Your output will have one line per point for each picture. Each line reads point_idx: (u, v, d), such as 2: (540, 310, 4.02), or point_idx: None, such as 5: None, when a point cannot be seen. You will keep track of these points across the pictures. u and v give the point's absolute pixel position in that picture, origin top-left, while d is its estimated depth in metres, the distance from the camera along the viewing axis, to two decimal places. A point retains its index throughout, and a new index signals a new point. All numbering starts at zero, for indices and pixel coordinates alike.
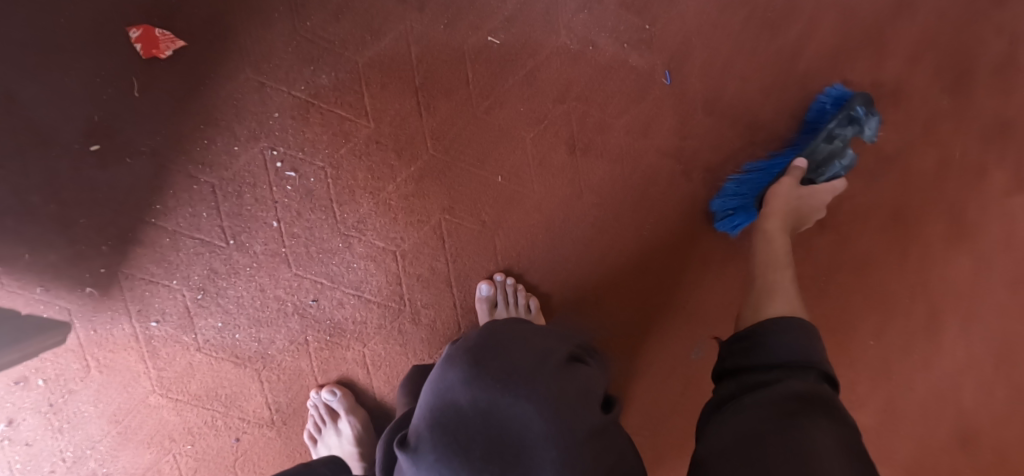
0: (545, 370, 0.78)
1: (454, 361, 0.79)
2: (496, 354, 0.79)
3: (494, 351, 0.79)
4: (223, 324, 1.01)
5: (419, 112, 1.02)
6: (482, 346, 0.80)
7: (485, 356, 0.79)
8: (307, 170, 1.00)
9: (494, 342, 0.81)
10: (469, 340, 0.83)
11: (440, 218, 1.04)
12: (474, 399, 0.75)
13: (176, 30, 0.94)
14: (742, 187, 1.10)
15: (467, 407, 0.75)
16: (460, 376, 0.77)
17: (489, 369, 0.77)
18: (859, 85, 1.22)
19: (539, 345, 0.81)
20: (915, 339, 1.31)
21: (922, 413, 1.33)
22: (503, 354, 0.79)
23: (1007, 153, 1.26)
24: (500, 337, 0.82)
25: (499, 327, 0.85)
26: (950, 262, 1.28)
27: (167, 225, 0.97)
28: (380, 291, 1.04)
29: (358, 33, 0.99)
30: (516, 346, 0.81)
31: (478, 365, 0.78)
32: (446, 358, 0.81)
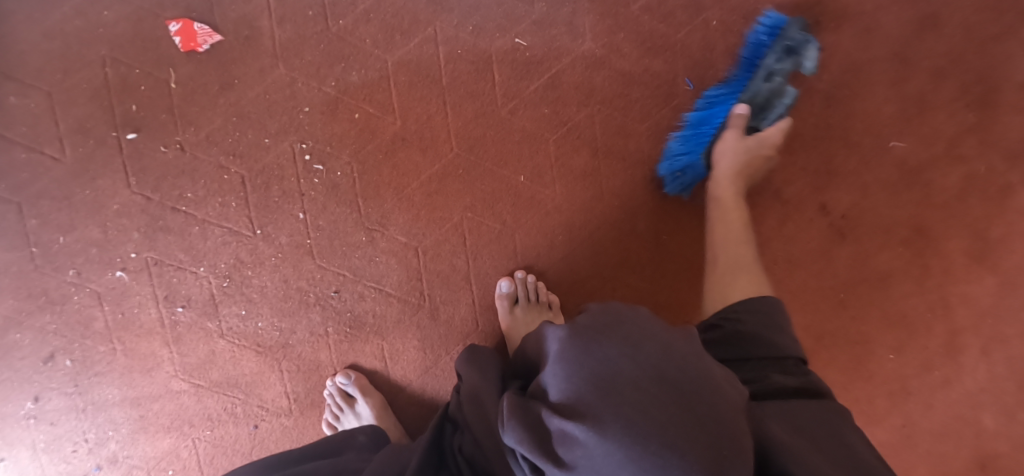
0: (694, 348, 0.68)
1: (595, 333, 0.68)
2: (641, 328, 0.68)
3: (636, 324, 0.68)
4: (246, 312, 1.03)
5: (446, 110, 1.04)
6: (615, 318, 0.70)
7: (631, 331, 0.67)
8: (334, 165, 1.02)
9: (629, 315, 0.71)
10: (592, 316, 0.72)
11: (462, 216, 1.06)
12: (653, 369, 0.64)
13: (215, 26, 0.98)
14: (692, 144, 1.08)
15: (648, 379, 0.63)
16: (615, 349, 0.65)
17: (647, 343, 0.66)
18: (880, 98, 1.23)
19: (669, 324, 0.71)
20: (936, 356, 1.29)
21: (942, 432, 1.31)
22: (648, 330, 0.68)
23: None
24: (630, 312, 0.71)
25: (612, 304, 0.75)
26: (973, 278, 1.27)
27: (196, 214, 1.00)
28: (401, 286, 1.05)
29: (389, 33, 1.01)
30: (649, 318, 0.71)
31: (627, 339, 0.66)
32: (574, 332, 0.69)
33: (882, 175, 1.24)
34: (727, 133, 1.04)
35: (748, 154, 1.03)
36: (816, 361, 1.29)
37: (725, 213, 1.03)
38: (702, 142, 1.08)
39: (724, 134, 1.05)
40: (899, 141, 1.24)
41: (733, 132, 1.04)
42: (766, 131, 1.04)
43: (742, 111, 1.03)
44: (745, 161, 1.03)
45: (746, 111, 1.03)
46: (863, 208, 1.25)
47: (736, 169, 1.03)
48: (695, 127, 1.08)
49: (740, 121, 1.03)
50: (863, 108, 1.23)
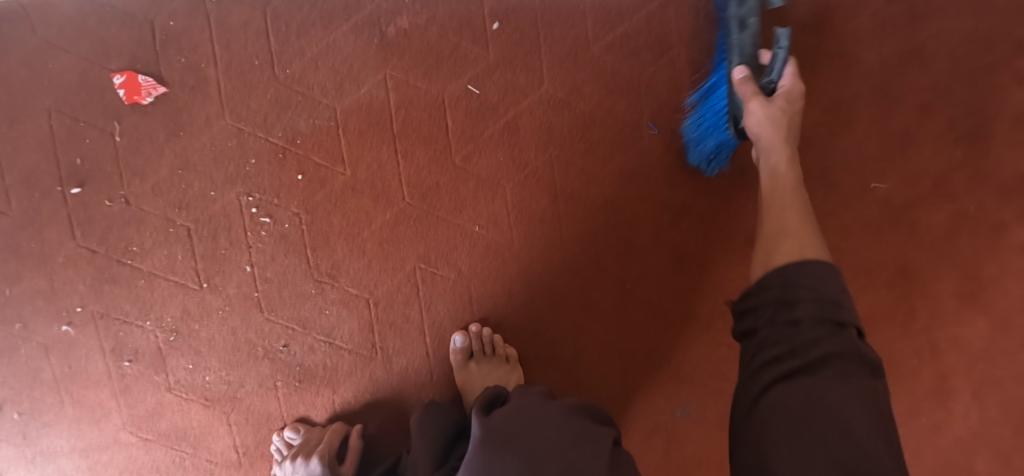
0: (589, 444, 0.71)
1: (506, 437, 0.71)
2: (543, 433, 0.72)
3: (539, 435, 0.71)
4: (194, 365, 1.01)
5: (397, 159, 1.01)
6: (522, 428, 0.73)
7: (531, 438, 0.71)
8: (282, 216, 1.00)
9: (535, 416, 0.75)
10: (504, 419, 0.75)
11: (415, 266, 1.03)
12: None
13: (159, 77, 0.96)
14: (706, 124, 1.04)
15: None
16: (513, 459, 0.68)
17: (541, 456, 0.68)
18: (861, 135, 1.18)
19: (574, 420, 0.75)
20: (923, 402, 1.22)
21: None
22: (550, 435, 0.71)
23: None
24: (537, 413, 0.75)
25: (527, 403, 0.78)
26: (962, 321, 1.20)
27: (142, 266, 0.98)
28: (352, 338, 1.03)
29: (338, 80, 0.99)
30: (553, 425, 0.73)
31: (528, 447, 0.70)
32: (485, 434, 0.73)
33: (864, 216, 1.19)
34: (751, 102, 0.92)
35: (786, 117, 0.92)
36: None
37: (776, 186, 0.89)
38: (711, 126, 1.04)
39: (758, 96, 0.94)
40: (881, 181, 1.18)
41: (755, 99, 0.92)
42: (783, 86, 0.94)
43: (742, 76, 0.95)
44: (775, 127, 0.91)
45: (745, 75, 0.94)
46: (841, 252, 1.20)
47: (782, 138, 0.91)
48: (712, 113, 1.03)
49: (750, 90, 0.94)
50: (843, 147, 1.18)
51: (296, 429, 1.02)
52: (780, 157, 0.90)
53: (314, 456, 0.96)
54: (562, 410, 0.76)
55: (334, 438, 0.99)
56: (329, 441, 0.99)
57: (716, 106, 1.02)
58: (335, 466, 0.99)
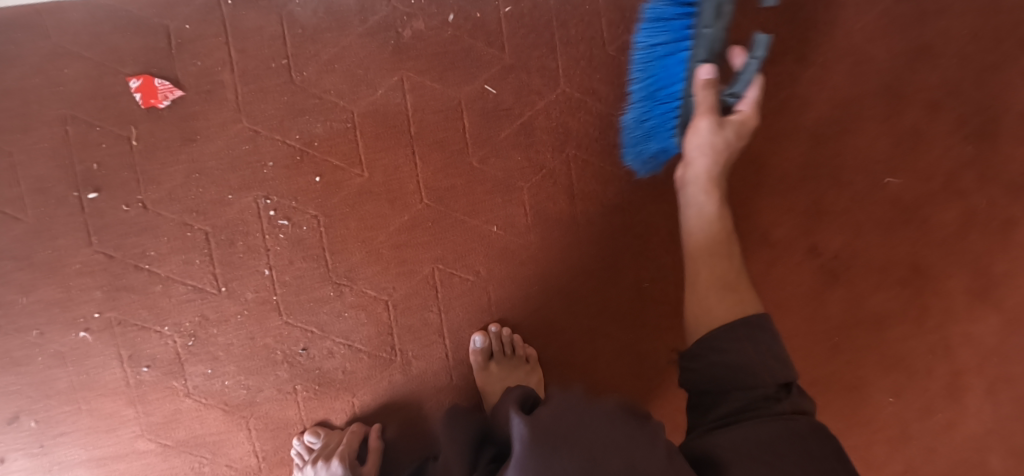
0: (644, 439, 0.67)
1: (559, 448, 0.65)
2: (599, 440, 0.66)
3: (592, 430, 0.67)
4: (212, 371, 1.00)
5: (414, 161, 1.01)
6: (572, 423, 0.67)
7: (587, 435, 0.66)
8: (299, 219, 0.99)
9: (587, 418, 0.68)
10: (549, 413, 0.70)
11: (433, 268, 1.03)
12: None
13: (175, 81, 0.96)
14: (655, 107, 0.96)
15: None
16: (571, 460, 0.64)
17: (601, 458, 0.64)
18: (872, 134, 1.18)
19: (621, 411, 0.71)
20: (938, 398, 1.22)
21: None
22: (606, 442, 0.66)
23: None
24: (591, 415, 0.69)
25: (575, 402, 0.71)
26: (975, 318, 1.21)
27: (160, 271, 0.98)
28: (370, 341, 1.02)
29: (354, 83, 0.99)
30: (603, 418, 0.68)
31: (581, 452, 0.65)
32: (535, 441, 0.66)
33: (876, 212, 1.19)
34: (698, 118, 0.87)
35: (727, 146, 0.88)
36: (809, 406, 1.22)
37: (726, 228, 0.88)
38: (657, 122, 0.97)
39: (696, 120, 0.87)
40: (893, 177, 1.19)
41: (705, 133, 0.87)
42: (744, 107, 0.88)
43: (708, 80, 0.84)
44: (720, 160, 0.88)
45: (713, 81, 0.84)
46: (855, 249, 1.20)
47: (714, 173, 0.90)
48: (654, 101, 0.96)
49: (711, 100, 0.86)
50: (855, 145, 1.18)
51: (317, 430, 1.01)
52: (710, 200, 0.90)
53: (334, 458, 0.95)
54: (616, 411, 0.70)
55: (354, 439, 0.99)
56: (349, 442, 0.98)
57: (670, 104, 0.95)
58: (355, 467, 0.98)
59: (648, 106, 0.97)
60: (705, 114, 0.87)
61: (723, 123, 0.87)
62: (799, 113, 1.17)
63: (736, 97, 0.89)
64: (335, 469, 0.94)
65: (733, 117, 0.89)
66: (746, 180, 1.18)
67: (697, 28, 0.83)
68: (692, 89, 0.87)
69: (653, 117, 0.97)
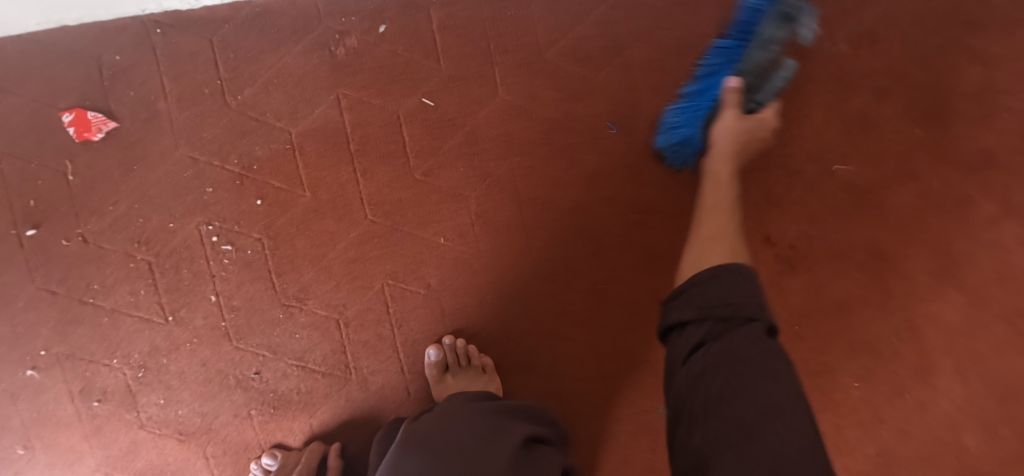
0: (495, 437, 0.76)
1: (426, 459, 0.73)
2: (454, 440, 0.76)
3: (446, 431, 0.78)
4: (165, 400, 0.99)
5: (358, 178, 1.01)
6: (435, 428, 0.79)
7: (442, 435, 0.77)
8: (244, 242, 0.99)
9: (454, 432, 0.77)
10: (426, 420, 0.83)
11: (384, 283, 1.02)
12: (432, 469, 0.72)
13: (110, 112, 0.96)
14: (687, 116, 1.04)
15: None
16: (420, 451, 0.75)
17: (442, 449, 0.75)
18: (819, 122, 1.20)
19: (489, 418, 0.80)
20: (907, 380, 1.21)
21: (922, 460, 1.20)
22: (454, 437, 0.76)
23: (994, 182, 1.19)
24: (452, 420, 0.80)
25: (450, 420, 0.81)
26: (938, 298, 1.20)
27: (106, 304, 0.97)
28: (325, 360, 1.02)
29: (291, 103, 0.99)
30: (461, 423, 0.79)
31: (428, 446, 0.76)
32: (402, 441, 0.78)
33: (829, 200, 1.20)
34: (725, 110, 0.99)
35: (744, 131, 1.00)
36: None
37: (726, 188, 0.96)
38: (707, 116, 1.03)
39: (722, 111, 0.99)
40: (842, 164, 1.20)
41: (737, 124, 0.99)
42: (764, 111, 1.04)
43: (734, 87, 0.99)
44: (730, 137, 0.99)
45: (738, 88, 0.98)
46: (811, 238, 1.20)
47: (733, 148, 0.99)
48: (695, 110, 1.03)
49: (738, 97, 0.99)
50: (804, 135, 1.20)
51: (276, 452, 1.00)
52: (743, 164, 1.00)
53: None
54: (485, 421, 0.79)
55: (312, 458, 0.98)
56: (306, 462, 0.98)
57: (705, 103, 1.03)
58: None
59: (690, 108, 1.04)
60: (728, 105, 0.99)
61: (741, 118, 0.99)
62: None
63: (758, 104, 1.05)
64: None
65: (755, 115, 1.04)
66: None
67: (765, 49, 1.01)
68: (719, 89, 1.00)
69: (681, 130, 1.05)
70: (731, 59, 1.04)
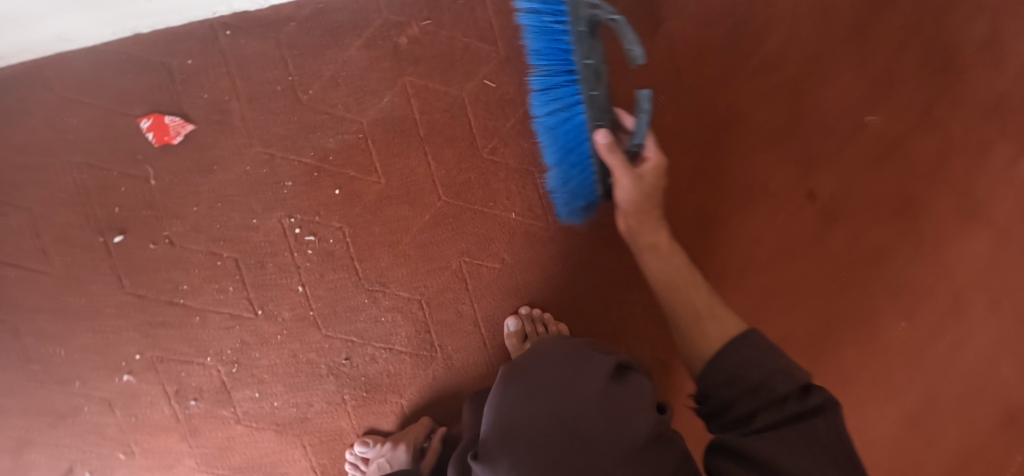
0: (589, 369, 0.77)
1: (528, 400, 0.75)
2: (548, 377, 0.78)
3: (541, 369, 0.79)
4: (260, 394, 1.01)
5: (429, 161, 1.04)
6: (527, 368, 0.81)
7: (537, 373, 0.79)
8: (325, 232, 1.01)
9: (555, 369, 0.78)
10: (517, 362, 0.84)
11: (460, 262, 1.06)
12: (537, 412, 0.74)
13: (185, 115, 0.98)
14: (575, 171, 0.96)
15: (532, 421, 0.73)
16: (520, 393, 0.77)
17: (541, 386, 0.77)
18: (847, 78, 1.24)
19: (578, 353, 0.81)
20: (945, 318, 1.28)
21: (964, 393, 1.29)
22: (547, 376, 0.78)
23: (1009, 127, 1.27)
24: (542, 358, 0.82)
25: (547, 357, 0.82)
26: (967, 238, 1.28)
27: (195, 304, 0.99)
28: (410, 341, 1.05)
29: (359, 94, 1.02)
30: (550, 359, 0.81)
31: (527, 388, 0.77)
32: (500, 383, 0.80)
33: (863, 151, 1.25)
34: (620, 178, 0.88)
35: (649, 189, 0.90)
36: (829, 343, 1.26)
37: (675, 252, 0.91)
38: (578, 182, 0.97)
39: (615, 175, 0.88)
40: (873, 115, 1.25)
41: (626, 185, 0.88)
42: (649, 157, 0.89)
43: (606, 143, 0.84)
44: (643, 196, 0.90)
45: (610, 145, 0.84)
46: (848, 190, 1.25)
47: (641, 208, 0.92)
48: (566, 164, 0.96)
49: (620, 157, 0.85)
50: (833, 91, 1.24)
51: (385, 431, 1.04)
52: (661, 236, 0.92)
53: (399, 444, 0.99)
54: (581, 355, 0.80)
55: (420, 430, 1.01)
56: (414, 433, 1.01)
57: (579, 153, 0.94)
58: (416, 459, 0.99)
59: (574, 168, 0.96)
60: (616, 167, 0.87)
61: (641, 176, 0.88)
62: (776, 67, 1.22)
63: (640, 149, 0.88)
64: (398, 455, 0.98)
65: (640, 165, 0.89)
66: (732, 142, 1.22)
67: (585, 93, 0.84)
68: (599, 154, 0.86)
69: (574, 181, 0.97)
70: (563, 89, 0.92)
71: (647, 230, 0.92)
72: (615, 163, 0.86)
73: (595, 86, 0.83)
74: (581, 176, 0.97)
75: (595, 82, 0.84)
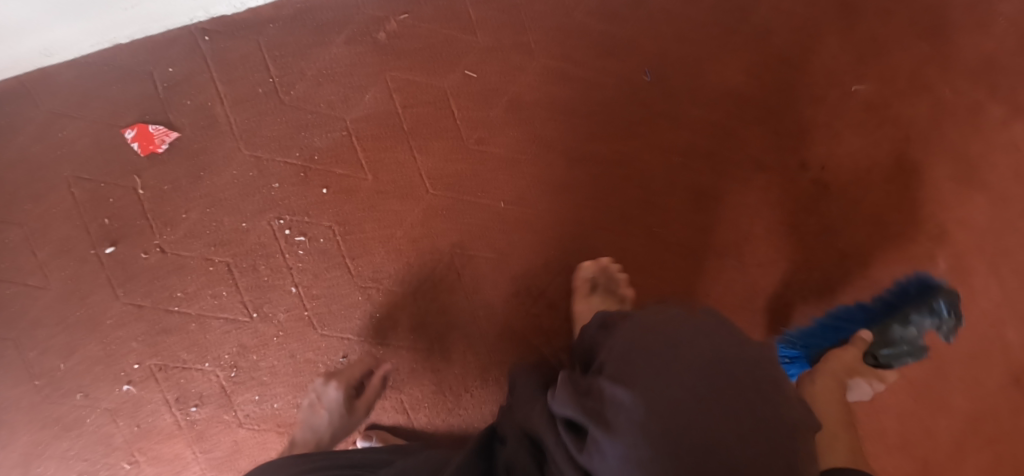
0: (748, 349, 0.62)
1: (674, 368, 0.59)
2: (694, 342, 0.62)
3: (684, 331, 0.63)
4: (261, 396, 1.01)
5: (416, 156, 1.04)
6: (659, 328, 0.64)
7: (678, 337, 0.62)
8: (316, 232, 1.01)
9: (654, 345, 0.62)
10: (642, 320, 0.67)
11: (452, 254, 1.05)
12: (691, 386, 0.58)
13: (170, 123, 0.98)
14: (821, 338, 1.09)
15: (683, 395, 0.57)
16: (664, 358, 0.60)
17: (692, 353, 0.60)
18: (834, 49, 1.24)
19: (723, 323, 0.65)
20: (948, 286, 1.19)
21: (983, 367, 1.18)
22: (693, 341, 0.62)
23: (1004, 85, 1.24)
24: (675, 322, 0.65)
25: (676, 319, 0.65)
26: (967, 201, 1.21)
27: (191, 310, 0.99)
28: (407, 336, 1.05)
29: (342, 92, 1.02)
30: (685, 324, 0.64)
31: (672, 353, 0.61)
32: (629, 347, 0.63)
33: (855, 120, 1.22)
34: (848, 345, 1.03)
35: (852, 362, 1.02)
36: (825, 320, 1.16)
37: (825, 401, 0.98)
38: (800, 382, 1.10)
39: (849, 344, 1.03)
40: (860, 85, 1.23)
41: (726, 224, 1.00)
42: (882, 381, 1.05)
43: (864, 337, 1.03)
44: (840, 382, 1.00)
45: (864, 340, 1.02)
46: (840, 159, 1.21)
47: (847, 364, 1.02)
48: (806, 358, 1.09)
49: (860, 362, 1.02)
50: (820, 62, 1.23)
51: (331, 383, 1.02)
52: (829, 406, 0.98)
53: (330, 383, 0.96)
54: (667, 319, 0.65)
55: (356, 371, 0.98)
56: (350, 374, 0.98)
57: (831, 341, 1.08)
58: (350, 400, 0.95)
59: (826, 329, 1.09)
60: (852, 345, 1.03)
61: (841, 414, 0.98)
62: (763, 40, 1.22)
63: (880, 361, 1.03)
64: (329, 393, 0.96)
65: (879, 370, 1.04)
66: (726, 116, 1.18)
67: (893, 323, 1.03)
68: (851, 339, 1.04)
69: (818, 344, 1.09)
70: (867, 321, 1.07)
71: (844, 363, 1.01)
72: (862, 343, 1.03)
73: (902, 330, 1.02)
74: (817, 344, 1.09)
75: (900, 325, 1.03)
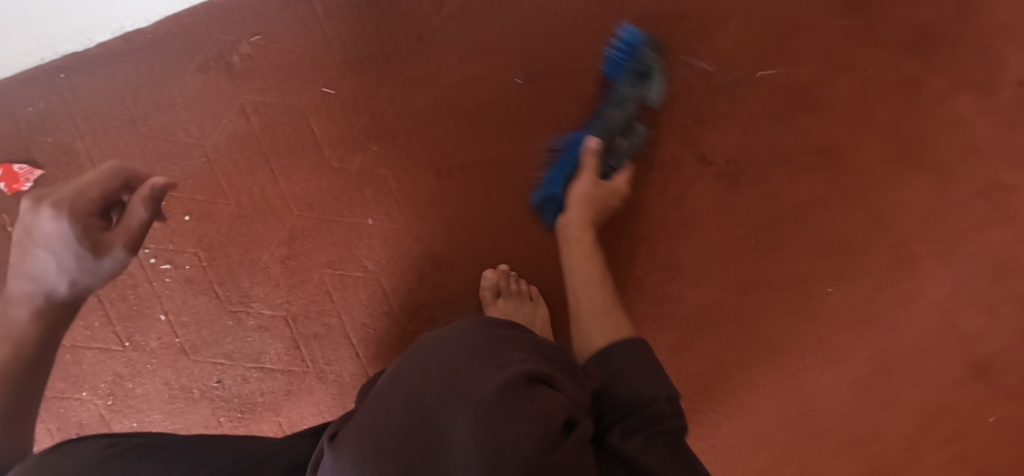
0: (513, 364, 0.65)
1: (438, 390, 0.62)
2: (461, 364, 0.66)
3: (453, 357, 0.67)
4: (138, 424, 1.03)
5: (277, 178, 1.04)
6: (438, 353, 0.68)
7: (449, 362, 0.66)
8: (180, 259, 1.02)
9: (439, 393, 0.62)
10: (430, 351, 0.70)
11: (322, 274, 1.05)
12: (456, 400, 0.61)
13: (32, 161, 1.00)
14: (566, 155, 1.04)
15: (445, 409, 0.60)
16: (435, 381, 0.64)
17: (456, 374, 0.64)
18: (735, 31, 1.20)
19: (500, 343, 0.69)
20: (884, 274, 1.25)
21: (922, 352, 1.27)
22: (463, 363, 0.65)
23: (932, 70, 1.27)
24: (456, 346, 0.69)
25: (455, 345, 0.69)
26: (899, 187, 1.25)
27: (65, 341, 1.01)
28: (280, 359, 1.04)
29: (199, 118, 1.02)
30: (463, 349, 0.68)
31: (439, 379, 0.64)
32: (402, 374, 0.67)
33: (764, 107, 1.20)
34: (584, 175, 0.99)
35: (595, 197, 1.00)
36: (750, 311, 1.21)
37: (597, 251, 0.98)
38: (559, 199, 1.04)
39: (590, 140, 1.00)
40: (767, 71, 1.21)
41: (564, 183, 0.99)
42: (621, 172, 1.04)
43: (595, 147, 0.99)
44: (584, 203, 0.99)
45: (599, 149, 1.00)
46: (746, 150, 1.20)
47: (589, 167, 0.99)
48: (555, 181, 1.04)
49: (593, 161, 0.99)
50: (722, 47, 1.20)
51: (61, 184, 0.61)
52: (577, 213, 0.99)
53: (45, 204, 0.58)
54: (490, 373, 0.63)
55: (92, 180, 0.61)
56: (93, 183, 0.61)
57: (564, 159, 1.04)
58: (96, 231, 0.61)
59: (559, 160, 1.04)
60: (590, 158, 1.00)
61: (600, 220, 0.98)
62: (655, 29, 1.18)
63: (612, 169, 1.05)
64: (41, 221, 0.58)
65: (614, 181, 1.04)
66: None
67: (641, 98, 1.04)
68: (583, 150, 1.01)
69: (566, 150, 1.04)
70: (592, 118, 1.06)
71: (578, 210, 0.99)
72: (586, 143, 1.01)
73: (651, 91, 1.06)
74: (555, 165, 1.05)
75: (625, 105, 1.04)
